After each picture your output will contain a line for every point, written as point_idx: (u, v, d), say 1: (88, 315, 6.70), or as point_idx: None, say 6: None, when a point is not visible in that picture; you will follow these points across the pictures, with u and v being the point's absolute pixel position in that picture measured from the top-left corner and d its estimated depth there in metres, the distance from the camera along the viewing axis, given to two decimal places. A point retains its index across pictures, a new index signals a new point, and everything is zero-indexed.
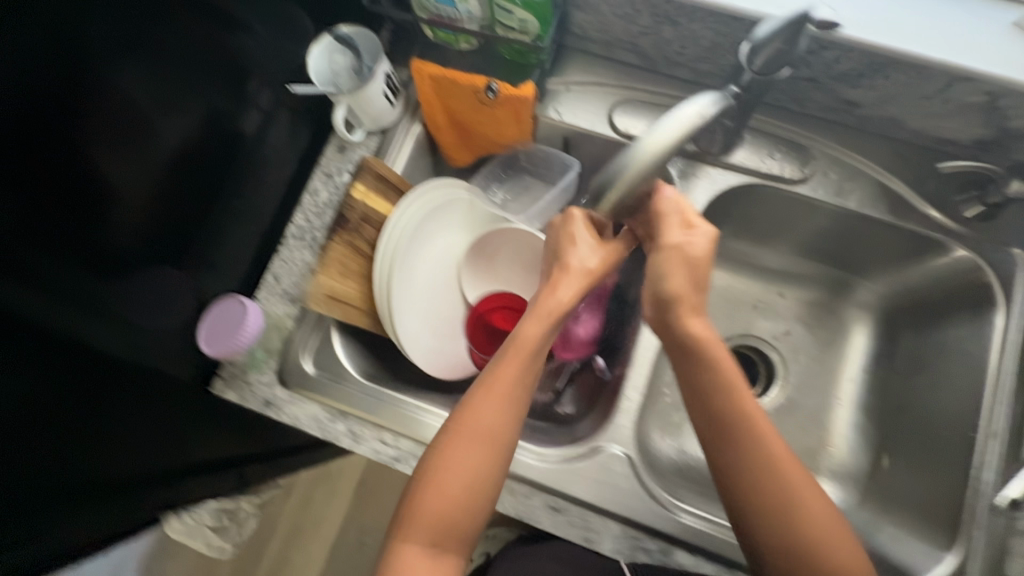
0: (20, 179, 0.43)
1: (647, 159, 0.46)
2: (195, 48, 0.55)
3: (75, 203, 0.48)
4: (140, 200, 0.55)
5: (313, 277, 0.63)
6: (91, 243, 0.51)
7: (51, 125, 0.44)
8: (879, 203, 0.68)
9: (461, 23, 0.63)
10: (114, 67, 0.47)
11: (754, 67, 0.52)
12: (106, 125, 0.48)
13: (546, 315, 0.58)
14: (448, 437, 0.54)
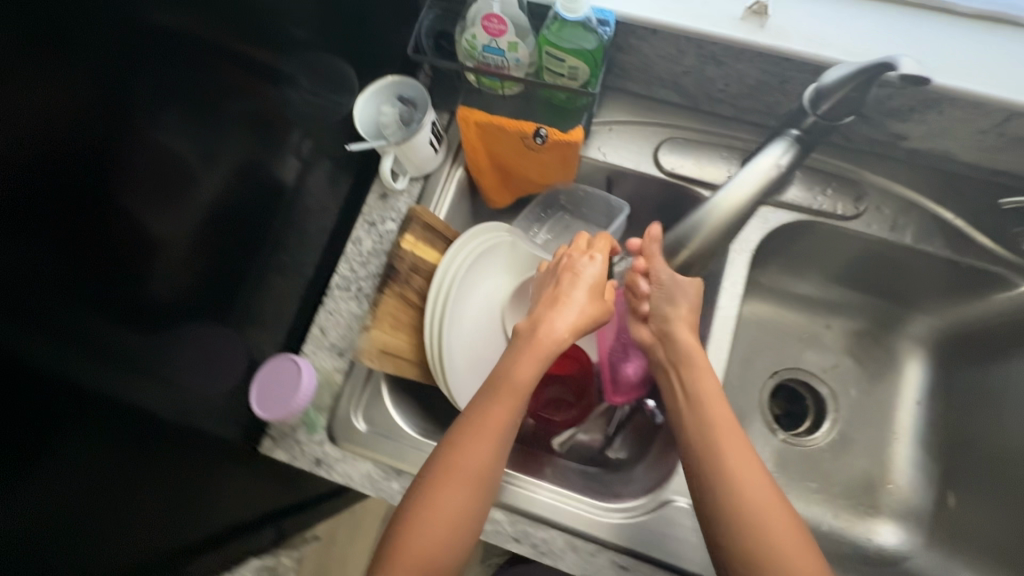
0: (66, 248, 0.39)
1: (727, 215, 0.51)
2: (233, 95, 0.52)
3: (117, 266, 0.44)
4: (180, 257, 0.51)
5: (364, 332, 0.61)
6: (134, 308, 0.47)
7: (97, 187, 0.40)
8: (936, 237, 0.66)
9: (508, 71, 0.62)
10: (157, 121, 0.44)
11: (819, 112, 0.51)
12: (150, 181, 0.45)
13: (539, 354, 0.59)
14: (437, 477, 0.53)
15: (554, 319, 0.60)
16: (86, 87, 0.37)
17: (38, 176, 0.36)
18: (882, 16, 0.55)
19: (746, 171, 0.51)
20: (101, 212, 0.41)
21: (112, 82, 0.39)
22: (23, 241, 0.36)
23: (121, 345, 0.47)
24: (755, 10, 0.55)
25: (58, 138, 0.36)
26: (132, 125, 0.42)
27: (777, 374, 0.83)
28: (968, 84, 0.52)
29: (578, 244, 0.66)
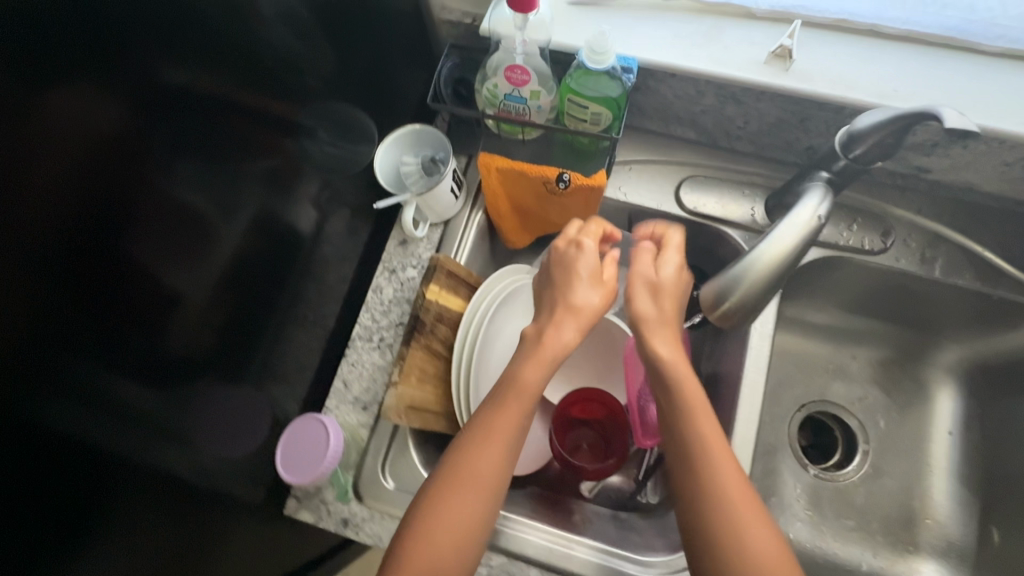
0: (65, 305, 0.36)
1: (768, 264, 0.47)
2: (248, 146, 0.50)
3: (121, 319, 0.41)
4: (191, 310, 0.48)
5: (390, 388, 0.59)
6: (141, 363, 0.44)
7: (99, 239, 0.37)
8: (965, 271, 0.66)
9: (528, 117, 0.61)
10: (167, 169, 0.41)
11: (852, 155, 0.51)
12: (157, 229, 0.42)
13: (547, 361, 0.53)
14: (443, 487, 0.50)
15: (560, 322, 0.54)
16: (95, 147, 0.35)
17: (44, 244, 0.34)
18: (905, 55, 0.55)
19: (790, 214, 0.47)
20: (112, 271, 0.39)
21: (123, 139, 0.37)
22: (35, 311, 0.34)
23: (138, 406, 0.45)
24: (779, 54, 0.55)
25: (67, 203, 0.35)
26: (146, 180, 0.40)
27: (805, 408, 0.80)
28: (1001, 124, 0.52)
29: (565, 233, 0.59)
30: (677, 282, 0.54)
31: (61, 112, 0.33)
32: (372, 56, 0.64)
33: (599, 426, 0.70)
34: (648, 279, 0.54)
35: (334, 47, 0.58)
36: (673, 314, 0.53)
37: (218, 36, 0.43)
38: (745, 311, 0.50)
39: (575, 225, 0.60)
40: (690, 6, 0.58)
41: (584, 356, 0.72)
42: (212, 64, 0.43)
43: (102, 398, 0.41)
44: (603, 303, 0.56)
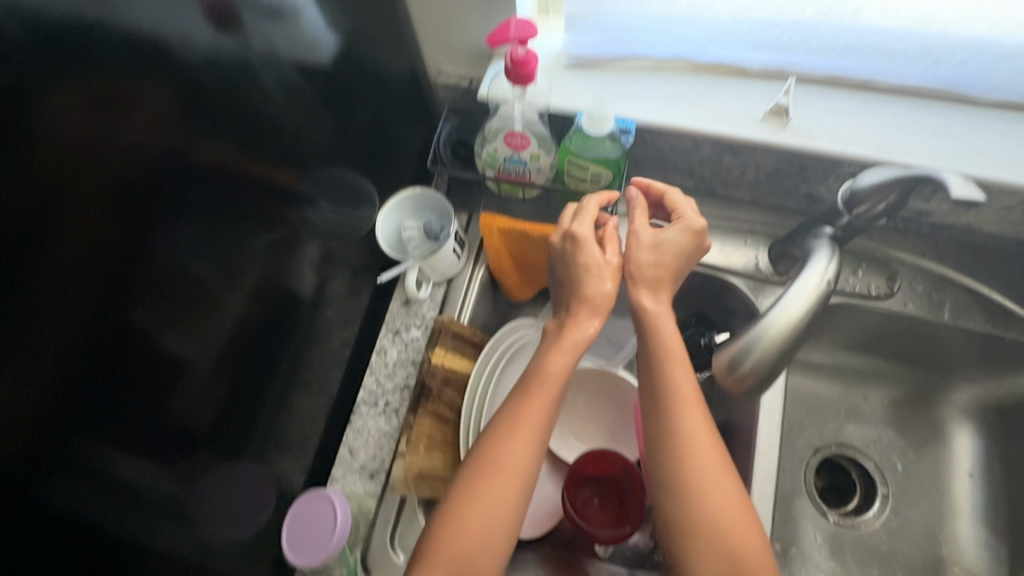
0: (60, 358, 0.34)
1: (779, 329, 0.48)
2: (254, 210, 0.49)
3: (121, 373, 0.39)
4: (194, 372, 0.46)
5: (397, 458, 0.59)
6: (140, 419, 0.42)
7: (100, 288, 0.36)
8: (974, 313, 0.65)
9: (529, 177, 0.61)
10: (173, 224, 0.40)
11: (855, 212, 0.51)
12: (162, 284, 0.41)
13: (570, 347, 0.54)
14: (475, 475, 0.50)
15: (575, 311, 0.56)
16: (91, 213, 0.34)
17: (31, 316, 0.32)
18: (900, 110, 0.55)
19: (798, 279, 0.50)
20: (112, 326, 0.37)
21: (122, 204, 0.36)
22: (25, 365, 0.32)
23: (133, 479, 0.42)
24: (775, 112, 0.55)
25: (60, 272, 0.33)
26: (144, 244, 0.38)
27: (820, 452, 0.79)
28: (1003, 175, 0.52)
29: (559, 225, 0.58)
30: (670, 247, 0.55)
31: (56, 180, 0.32)
32: (371, 118, 0.64)
33: (612, 482, 0.65)
34: (642, 248, 0.56)
35: (333, 114, 0.58)
36: (665, 273, 0.55)
37: (219, 106, 0.43)
38: (763, 376, 0.49)
39: (570, 212, 0.59)
40: (684, 66, 0.59)
41: (592, 412, 0.70)
42: (213, 131, 0.43)
43: (90, 471, 0.38)
44: (615, 285, 0.56)
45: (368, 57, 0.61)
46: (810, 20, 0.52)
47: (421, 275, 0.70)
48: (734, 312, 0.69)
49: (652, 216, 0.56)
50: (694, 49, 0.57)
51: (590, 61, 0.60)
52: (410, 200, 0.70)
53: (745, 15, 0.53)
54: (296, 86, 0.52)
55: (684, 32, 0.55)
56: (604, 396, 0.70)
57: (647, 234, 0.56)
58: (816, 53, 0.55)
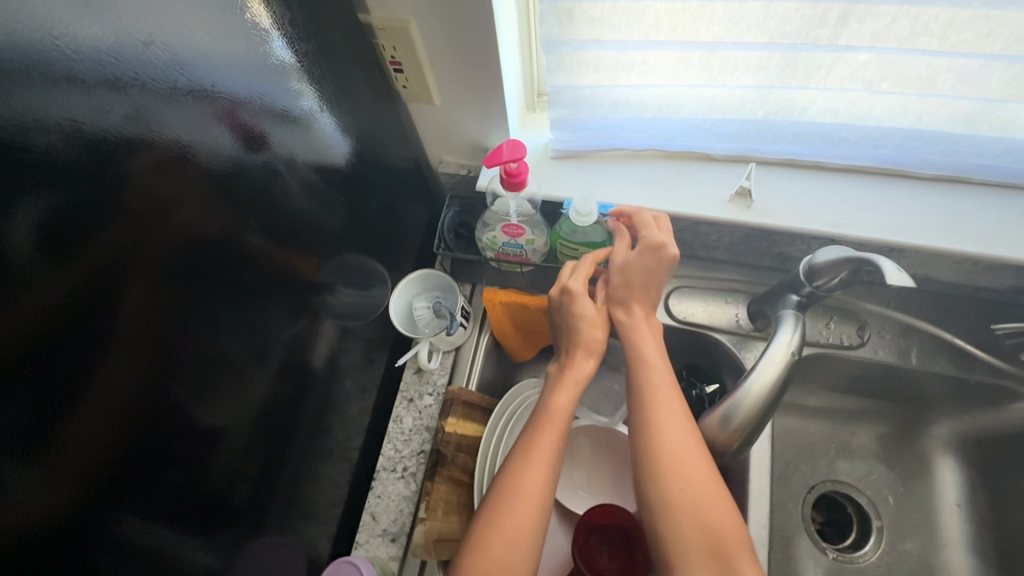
0: (107, 423, 0.38)
1: (756, 396, 0.53)
2: (278, 292, 0.54)
3: (155, 436, 0.42)
4: (217, 439, 0.50)
5: (418, 524, 0.64)
6: (169, 480, 0.45)
7: (146, 364, 0.40)
8: (940, 357, 0.74)
9: (527, 256, 0.68)
10: (207, 306, 0.45)
11: (815, 284, 0.57)
12: (195, 357, 0.45)
13: (573, 382, 0.60)
14: (495, 507, 0.53)
15: (573, 354, 0.62)
16: (137, 305, 0.38)
17: (84, 403, 0.36)
18: (848, 187, 0.63)
19: (766, 352, 0.55)
20: (152, 394, 0.41)
21: (163, 297, 0.41)
22: (80, 431, 0.36)
23: (160, 547, 0.45)
24: (740, 194, 0.62)
25: (110, 360, 0.37)
26: (180, 329, 0.43)
27: (815, 489, 0.82)
28: (943, 243, 0.59)
29: (556, 282, 0.64)
30: (634, 269, 0.59)
31: (112, 282, 0.36)
32: (380, 208, 0.70)
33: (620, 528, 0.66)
34: (615, 277, 0.62)
35: (351, 213, 0.65)
36: (639, 291, 0.60)
37: (246, 205, 0.48)
38: (743, 441, 0.54)
39: (568, 269, 0.64)
40: (658, 153, 0.67)
41: (596, 464, 0.75)
42: (240, 224, 0.48)
43: (120, 541, 0.41)
44: (605, 329, 0.62)
45: (379, 159, 0.68)
46: (762, 118, 0.59)
47: (432, 346, 0.76)
48: (722, 365, 0.75)
49: (621, 246, 0.60)
50: (665, 141, 0.65)
51: (573, 152, 0.68)
52: (415, 284, 0.77)
53: (706, 116, 0.60)
54: (321, 195, 0.59)
55: (654, 128, 0.63)
56: (606, 450, 0.75)
57: (619, 258, 0.61)
58: (771, 141, 0.62)
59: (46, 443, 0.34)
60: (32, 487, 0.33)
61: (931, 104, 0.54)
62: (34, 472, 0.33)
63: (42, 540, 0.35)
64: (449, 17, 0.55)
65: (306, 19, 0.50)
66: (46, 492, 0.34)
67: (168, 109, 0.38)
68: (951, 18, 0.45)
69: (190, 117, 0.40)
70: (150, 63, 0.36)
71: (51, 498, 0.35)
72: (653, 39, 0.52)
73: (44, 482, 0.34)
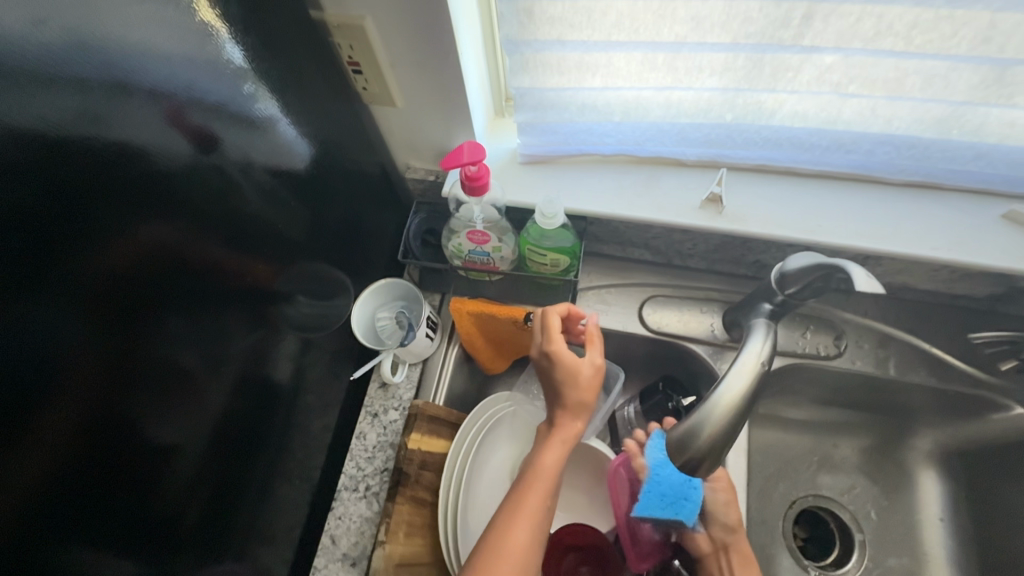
0: (33, 433, 0.35)
1: (723, 409, 0.50)
2: (237, 292, 0.52)
3: (96, 452, 0.39)
4: (170, 457, 0.46)
5: (378, 548, 0.60)
6: (112, 502, 0.41)
7: (86, 373, 0.37)
8: (916, 367, 0.73)
9: (494, 264, 0.66)
10: (157, 316, 0.42)
11: (786, 292, 0.55)
12: (148, 368, 0.42)
13: (562, 443, 0.57)
14: (486, 551, 0.50)
15: (560, 415, 0.59)
16: (83, 322, 0.36)
17: (24, 419, 0.34)
18: (818, 193, 0.62)
19: (735, 363, 0.53)
20: (96, 405, 0.38)
21: (115, 307, 0.39)
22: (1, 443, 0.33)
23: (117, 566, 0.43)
24: (711, 200, 0.61)
25: (50, 379, 0.35)
26: (126, 338, 0.40)
27: (797, 504, 0.80)
28: (917, 250, 0.58)
29: (534, 344, 0.60)
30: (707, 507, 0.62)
31: (54, 292, 0.35)
32: (343, 214, 0.68)
33: (590, 551, 0.64)
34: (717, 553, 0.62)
35: (310, 217, 0.62)
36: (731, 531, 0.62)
37: (204, 207, 0.46)
38: (711, 458, 0.51)
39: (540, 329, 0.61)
40: (627, 159, 0.66)
41: (568, 480, 0.72)
42: (194, 226, 0.45)
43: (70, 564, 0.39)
44: (595, 388, 0.59)
45: (342, 165, 0.66)
46: (731, 122, 0.58)
47: (398, 359, 0.74)
48: (698, 377, 0.73)
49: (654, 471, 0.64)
50: (634, 146, 0.63)
51: (541, 157, 0.66)
52: (381, 294, 0.75)
53: (675, 120, 0.59)
54: (274, 193, 0.55)
55: (623, 133, 0.62)
56: (581, 466, 0.71)
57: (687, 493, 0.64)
58: (741, 146, 0.61)
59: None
60: None
61: (901, 107, 0.52)
62: None
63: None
64: (410, 18, 0.54)
65: (250, 15, 0.48)
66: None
67: (106, 108, 0.36)
68: (916, 18, 0.44)
69: (130, 115, 0.38)
70: (72, 60, 0.34)
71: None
72: (615, 40, 0.50)
73: None
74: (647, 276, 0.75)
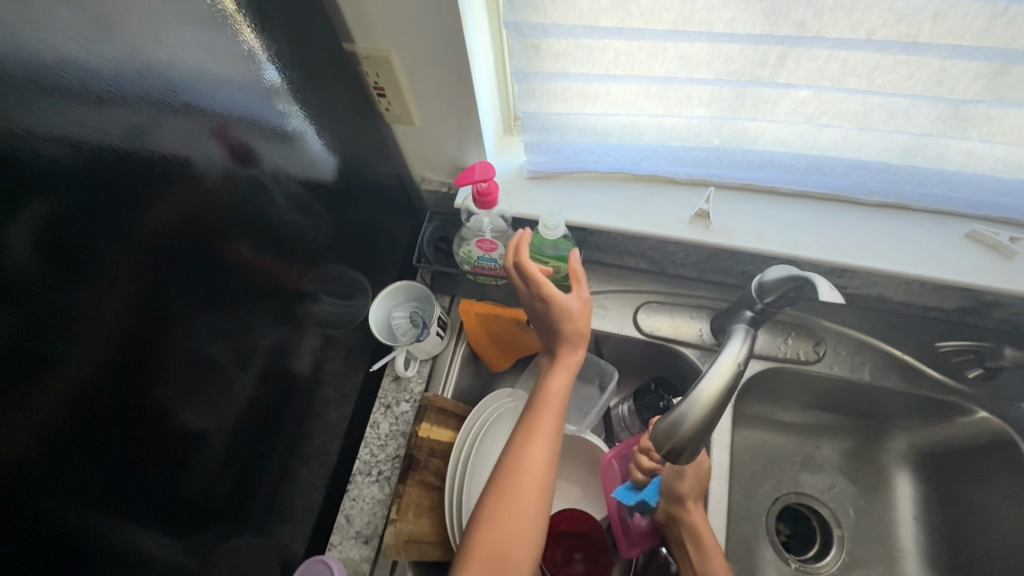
0: (96, 396, 0.41)
1: (702, 405, 0.55)
2: (265, 286, 0.58)
3: (141, 415, 0.45)
4: (202, 427, 0.52)
5: (389, 525, 0.66)
6: (158, 451, 0.47)
7: (140, 339, 0.43)
8: (890, 372, 0.78)
9: (501, 269, 0.72)
10: (196, 287, 0.48)
11: (764, 300, 0.61)
12: (187, 334, 0.48)
13: (568, 368, 0.63)
14: (506, 470, 0.56)
15: (561, 347, 0.64)
16: (138, 296, 0.42)
17: (90, 384, 0.40)
18: (798, 211, 0.68)
19: (715, 363, 0.58)
20: (144, 371, 0.44)
21: (159, 283, 0.44)
22: (72, 401, 0.39)
23: (139, 544, 0.47)
24: (699, 215, 0.67)
25: (110, 348, 0.41)
26: (166, 318, 0.45)
27: (780, 500, 0.85)
28: (887, 264, 0.63)
29: (526, 288, 0.63)
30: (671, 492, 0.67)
31: (116, 271, 0.40)
32: (363, 220, 0.74)
33: (584, 536, 0.69)
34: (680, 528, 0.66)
35: (333, 222, 0.68)
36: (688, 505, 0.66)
37: (232, 216, 0.51)
38: (690, 448, 0.57)
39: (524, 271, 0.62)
40: (624, 176, 0.72)
41: (565, 471, 0.77)
42: (227, 228, 0.51)
43: (97, 543, 0.43)
44: (589, 318, 0.63)
45: (364, 175, 0.72)
46: (719, 145, 0.64)
47: (409, 355, 0.80)
48: (688, 377, 0.78)
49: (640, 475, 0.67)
50: (631, 165, 0.69)
51: (545, 173, 0.73)
52: (396, 294, 0.81)
53: (668, 143, 0.65)
54: (303, 202, 0.61)
55: (620, 152, 0.68)
56: (577, 458, 0.77)
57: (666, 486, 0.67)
58: (728, 167, 0.67)
59: (31, 421, 0.36)
60: (27, 442, 0.36)
61: (870, 136, 0.58)
62: (29, 423, 0.36)
63: (21, 526, 0.37)
64: (430, 50, 0.60)
65: (291, 48, 0.54)
66: (25, 491, 0.37)
67: (156, 125, 0.42)
68: (876, 62, 0.50)
69: (181, 133, 0.44)
70: (126, 80, 0.39)
71: (52, 437, 0.38)
72: (612, 73, 0.56)
73: (34, 443, 0.37)
74: (643, 284, 0.81)
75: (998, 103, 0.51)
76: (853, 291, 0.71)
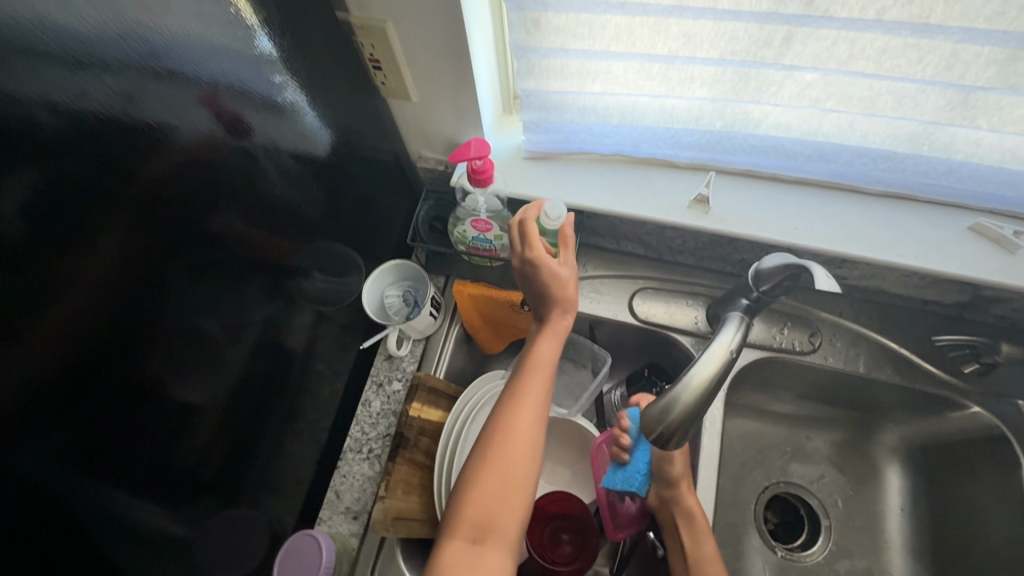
0: (86, 365, 0.40)
1: (694, 390, 0.55)
2: (258, 260, 0.57)
3: (132, 384, 0.45)
4: (193, 397, 0.52)
5: (378, 502, 0.67)
6: (149, 420, 0.47)
7: (129, 305, 0.43)
8: (885, 365, 0.78)
9: (496, 251, 0.71)
10: (188, 254, 0.47)
11: (760, 289, 0.61)
12: (178, 300, 0.47)
13: (557, 332, 0.62)
14: (494, 435, 0.56)
15: (549, 311, 0.63)
16: (127, 261, 0.42)
17: (80, 351, 0.39)
18: (799, 199, 0.67)
19: (708, 349, 0.57)
20: (134, 338, 0.44)
21: (150, 250, 0.44)
22: (61, 368, 0.38)
23: (129, 513, 0.47)
24: (698, 200, 0.66)
25: (99, 314, 0.40)
26: (156, 287, 0.45)
27: (770, 489, 0.85)
28: (887, 256, 0.62)
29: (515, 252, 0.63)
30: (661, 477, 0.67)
31: (105, 236, 0.40)
32: (357, 197, 0.73)
33: (572, 519, 0.69)
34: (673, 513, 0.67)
35: (327, 198, 0.67)
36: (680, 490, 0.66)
37: (224, 187, 0.51)
38: (681, 432, 0.56)
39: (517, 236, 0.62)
40: (623, 159, 0.70)
41: (555, 454, 0.78)
42: (218, 199, 0.50)
43: (87, 510, 0.43)
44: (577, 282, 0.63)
45: (359, 151, 0.71)
46: (720, 129, 0.62)
47: (402, 334, 0.80)
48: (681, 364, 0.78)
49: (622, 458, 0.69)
50: (631, 147, 0.68)
51: (543, 153, 0.71)
52: (391, 273, 0.81)
53: (669, 125, 0.63)
54: (296, 175, 0.61)
55: (620, 134, 0.66)
56: (567, 441, 0.77)
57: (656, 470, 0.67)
58: (729, 152, 0.66)
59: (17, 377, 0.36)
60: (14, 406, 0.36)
61: (876, 123, 0.57)
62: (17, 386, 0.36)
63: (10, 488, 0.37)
64: (428, 22, 0.59)
65: (283, 16, 0.53)
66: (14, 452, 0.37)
67: (144, 91, 0.41)
68: (885, 45, 0.48)
69: (170, 101, 0.43)
70: (112, 45, 0.38)
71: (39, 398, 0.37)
72: (613, 50, 0.55)
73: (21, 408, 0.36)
74: (639, 270, 0.80)
75: (1009, 91, 0.50)
76: (851, 283, 0.70)
